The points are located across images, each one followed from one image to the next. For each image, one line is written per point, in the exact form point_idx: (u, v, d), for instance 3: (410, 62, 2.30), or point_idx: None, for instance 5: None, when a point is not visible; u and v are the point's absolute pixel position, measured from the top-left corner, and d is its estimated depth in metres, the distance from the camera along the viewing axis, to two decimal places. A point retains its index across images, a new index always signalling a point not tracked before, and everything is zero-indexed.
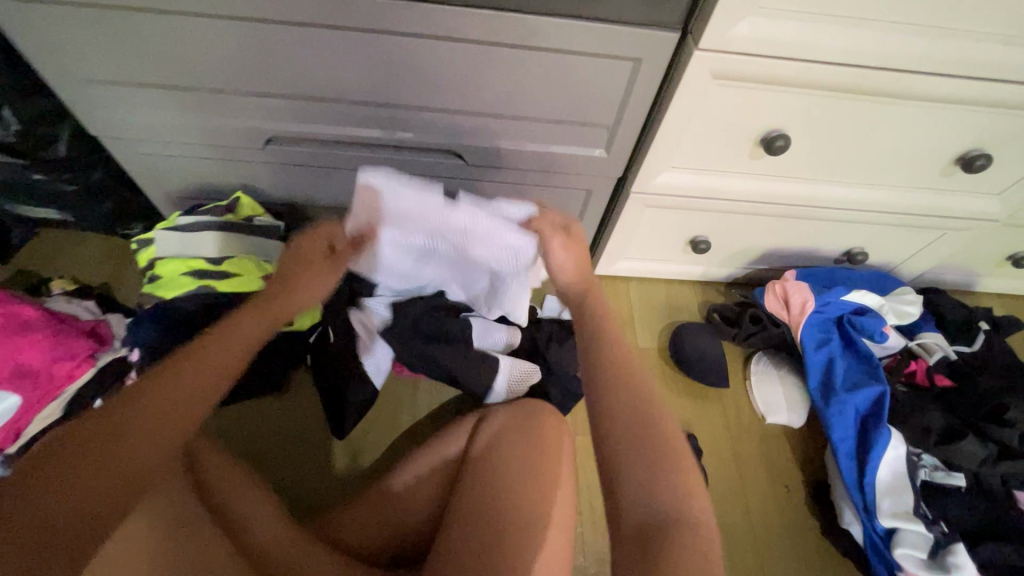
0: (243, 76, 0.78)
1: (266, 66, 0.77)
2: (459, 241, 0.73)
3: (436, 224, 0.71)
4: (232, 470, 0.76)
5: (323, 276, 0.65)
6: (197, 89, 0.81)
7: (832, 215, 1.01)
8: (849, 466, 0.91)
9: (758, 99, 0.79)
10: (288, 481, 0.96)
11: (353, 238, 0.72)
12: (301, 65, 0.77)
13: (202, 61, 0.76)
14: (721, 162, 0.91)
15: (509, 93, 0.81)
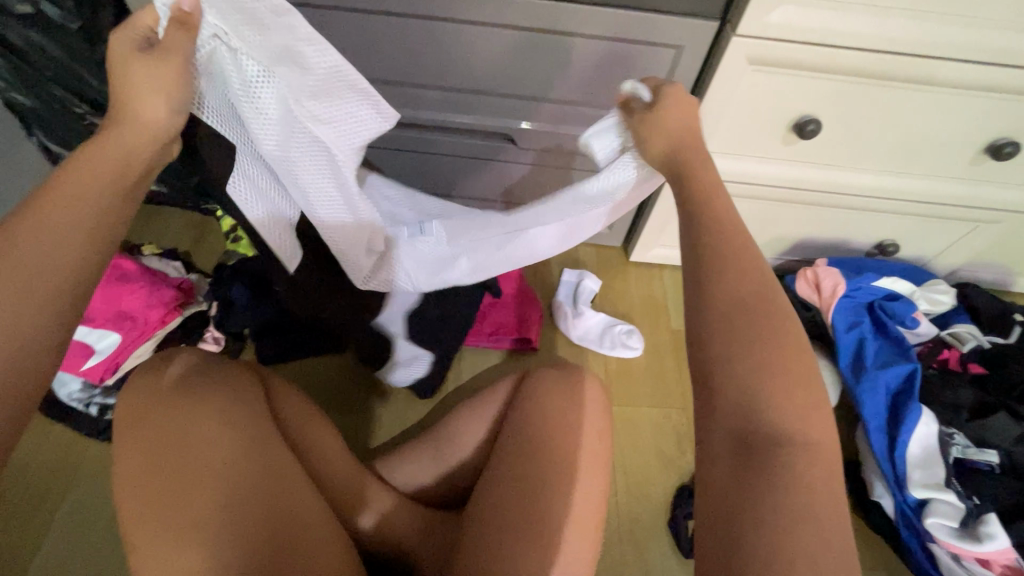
0: None
1: (350, 51, 0.89)
2: (294, 88, 0.55)
3: (275, 52, 0.53)
4: (305, 411, 0.82)
5: (154, 71, 0.48)
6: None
7: (861, 204, 1.06)
8: (879, 441, 0.94)
9: (791, 85, 0.86)
10: (345, 430, 1.04)
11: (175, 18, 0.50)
12: (380, 50, 0.89)
13: None
14: (756, 148, 0.97)
15: (561, 78, 0.90)
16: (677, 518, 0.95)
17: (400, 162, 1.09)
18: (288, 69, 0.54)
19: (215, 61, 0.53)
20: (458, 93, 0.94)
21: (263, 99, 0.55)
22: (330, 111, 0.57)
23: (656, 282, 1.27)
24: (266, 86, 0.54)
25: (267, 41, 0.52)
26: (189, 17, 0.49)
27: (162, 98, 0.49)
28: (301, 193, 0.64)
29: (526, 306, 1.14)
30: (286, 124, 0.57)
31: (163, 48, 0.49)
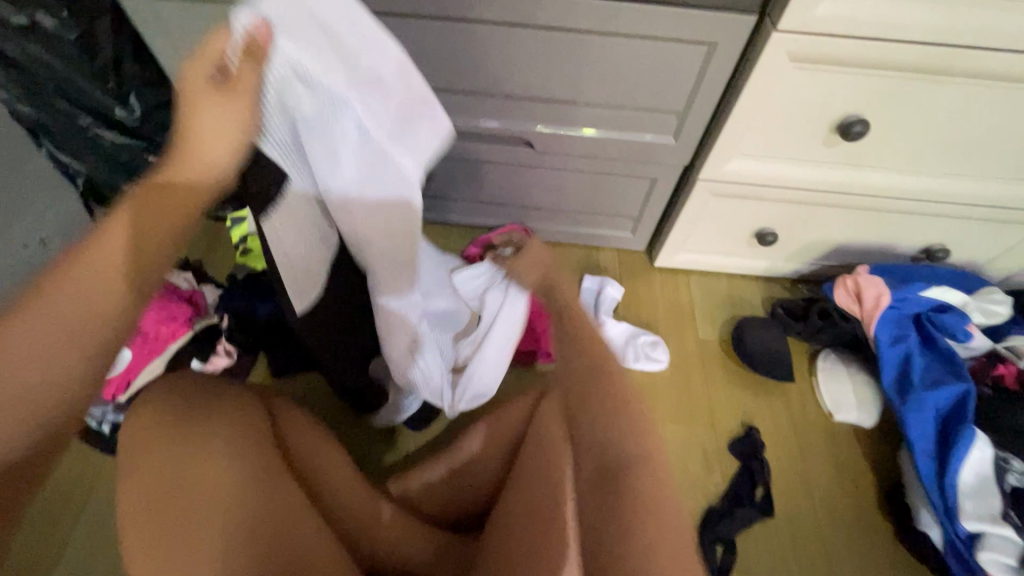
0: None
1: None
2: (375, 118, 0.47)
3: (359, 80, 0.45)
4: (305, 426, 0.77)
5: (225, 118, 0.40)
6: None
7: (909, 208, 0.98)
8: (928, 467, 0.87)
9: (835, 82, 0.78)
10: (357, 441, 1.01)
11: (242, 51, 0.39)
12: None
13: None
14: (794, 150, 0.90)
15: (581, 78, 0.84)
16: (705, 544, 0.90)
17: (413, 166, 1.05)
18: (371, 96, 0.46)
19: (283, 90, 0.42)
20: (471, 95, 0.89)
21: (342, 134, 0.47)
22: (413, 141, 0.51)
23: (681, 288, 1.20)
24: (344, 123, 0.46)
25: (350, 71, 0.44)
26: (258, 47, 0.39)
27: (225, 145, 0.41)
28: (355, 225, 0.56)
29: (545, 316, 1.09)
30: (360, 155, 0.49)
31: (233, 87, 0.40)
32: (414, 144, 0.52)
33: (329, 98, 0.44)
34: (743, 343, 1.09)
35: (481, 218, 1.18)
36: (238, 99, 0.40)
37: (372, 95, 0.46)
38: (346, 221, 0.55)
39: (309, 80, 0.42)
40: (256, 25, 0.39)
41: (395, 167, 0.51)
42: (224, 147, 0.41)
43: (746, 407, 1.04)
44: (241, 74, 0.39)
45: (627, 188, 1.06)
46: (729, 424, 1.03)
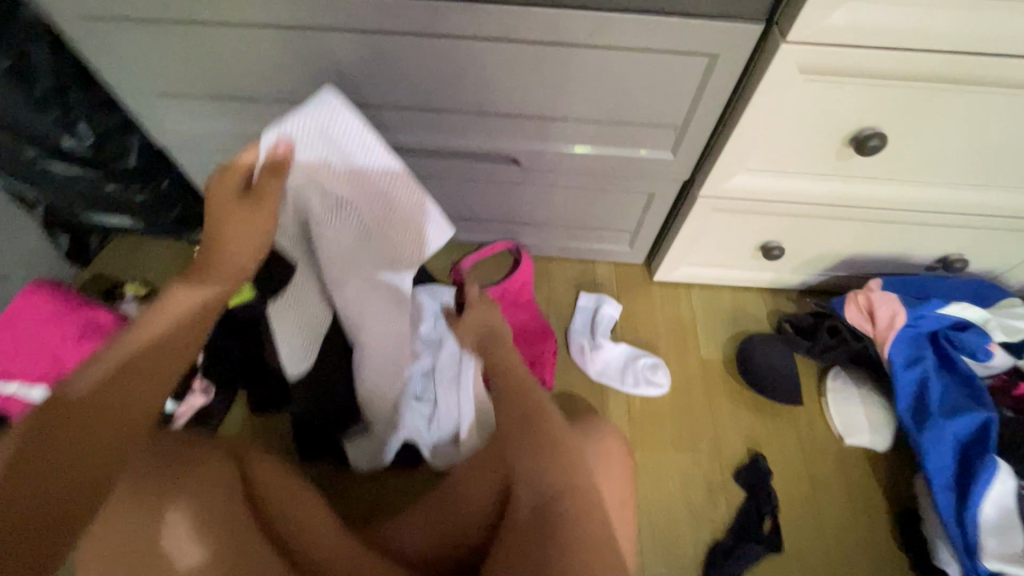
0: (309, 86, 0.80)
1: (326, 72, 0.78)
2: (372, 213, 0.70)
3: (358, 177, 0.68)
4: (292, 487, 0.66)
5: (247, 217, 0.56)
6: (263, 100, 0.84)
7: (925, 219, 0.91)
8: (946, 500, 0.82)
9: (850, 94, 0.71)
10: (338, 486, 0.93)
11: (270, 159, 0.60)
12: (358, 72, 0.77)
13: (271, 73, 0.79)
14: (804, 164, 0.83)
15: (570, 91, 0.77)
16: None
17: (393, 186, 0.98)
18: (370, 202, 0.69)
19: (308, 185, 0.67)
20: (451, 112, 0.83)
21: (343, 218, 0.71)
22: (402, 218, 0.70)
23: (682, 303, 1.14)
24: (353, 222, 0.71)
25: (358, 185, 0.68)
26: (281, 162, 0.61)
27: (245, 242, 0.56)
28: (362, 280, 0.77)
29: (540, 340, 1.04)
30: (359, 247, 0.74)
31: (256, 193, 0.57)
32: (405, 223, 0.71)
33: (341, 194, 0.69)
34: (748, 363, 1.03)
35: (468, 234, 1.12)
36: (262, 207, 0.57)
37: (372, 191, 0.68)
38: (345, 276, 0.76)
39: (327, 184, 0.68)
40: (280, 147, 0.61)
41: (386, 249, 0.74)
42: (244, 248, 0.56)
43: (753, 432, 0.99)
44: (263, 177, 0.59)
45: (623, 202, 1.00)
46: (736, 451, 0.98)
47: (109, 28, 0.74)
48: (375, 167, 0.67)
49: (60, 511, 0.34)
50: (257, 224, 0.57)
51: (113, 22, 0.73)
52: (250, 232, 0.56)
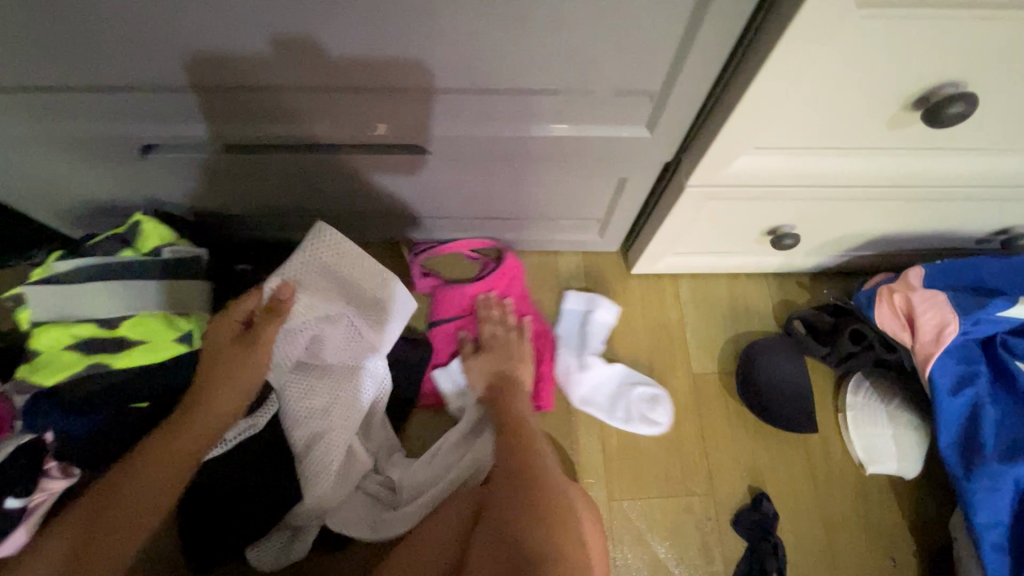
0: (100, 61, 0.54)
1: (118, 38, 0.51)
2: (362, 326, 0.74)
3: (351, 303, 0.72)
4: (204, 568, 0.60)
5: (243, 359, 0.62)
6: (43, 85, 0.57)
7: (992, 193, 0.67)
8: (998, 563, 0.65)
9: (932, 37, 0.44)
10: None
11: (272, 305, 0.64)
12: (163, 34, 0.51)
13: (30, 43, 0.51)
14: (840, 140, 0.57)
15: (488, 42, 0.50)
16: None
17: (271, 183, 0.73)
18: (362, 317, 0.74)
19: (307, 320, 0.68)
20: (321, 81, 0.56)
21: (334, 341, 0.72)
22: (385, 321, 0.75)
23: (668, 299, 0.92)
24: (348, 342, 0.73)
25: (353, 307, 0.73)
26: (281, 304, 0.64)
27: (231, 394, 0.62)
28: (337, 390, 0.73)
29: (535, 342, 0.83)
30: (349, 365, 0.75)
31: (255, 337, 0.63)
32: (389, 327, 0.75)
33: (338, 319, 0.72)
34: (748, 380, 0.83)
35: (391, 232, 0.87)
36: (257, 346, 0.63)
37: (362, 306, 0.73)
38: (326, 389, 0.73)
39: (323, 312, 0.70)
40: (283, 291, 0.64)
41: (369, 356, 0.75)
42: (234, 386, 0.62)
43: (756, 463, 0.81)
44: (264, 320, 0.63)
45: (586, 188, 0.74)
46: (734, 490, 0.80)
47: None
48: (368, 287, 0.73)
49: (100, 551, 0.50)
50: (253, 364, 0.63)
51: None
52: (238, 375, 0.62)
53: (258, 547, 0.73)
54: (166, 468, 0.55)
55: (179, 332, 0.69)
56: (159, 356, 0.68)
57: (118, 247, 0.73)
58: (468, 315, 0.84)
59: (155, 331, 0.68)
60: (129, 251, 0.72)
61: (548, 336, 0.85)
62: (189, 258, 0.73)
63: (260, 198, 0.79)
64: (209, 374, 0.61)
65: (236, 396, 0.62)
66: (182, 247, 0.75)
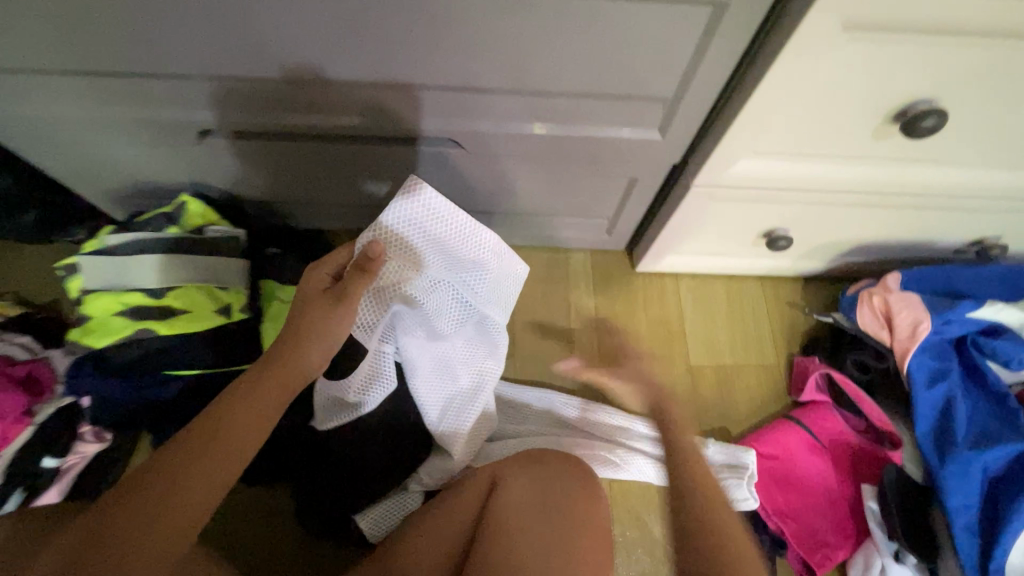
0: (169, 54, 0.59)
1: (183, 33, 0.56)
2: (456, 277, 0.71)
3: (445, 256, 0.68)
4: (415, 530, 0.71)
5: (340, 314, 0.59)
6: (109, 69, 0.62)
7: (966, 204, 0.74)
8: (970, 543, 0.70)
9: (902, 62, 0.52)
10: (264, 547, 0.80)
11: (356, 264, 0.60)
12: (224, 33, 0.56)
13: (111, 39, 0.57)
14: (829, 147, 0.64)
15: (523, 51, 0.56)
16: None
17: (310, 171, 0.79)
18: (458, 269, 0.70)
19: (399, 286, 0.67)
20: (366, 82, 0.62)
21: (436, 295, 0.70)
22: (496, 285, 0.72)
23: (669, 296, 0.98)
24: (446, 295, 0.71)
25: (446, 260, 0.69)
26: (372, 262, 0.59)
27: (320, 349, 0.58)
28: (455, 346, 0.76)
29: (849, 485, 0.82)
30: (457, 320, 0.73)
31: (341, 302, 0.59)
32: (500, 289, 0.73)
33: (437, 278, 0.69)
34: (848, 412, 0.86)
35: None
36: (344, 304, 0.59)
37: (461, 256, 0.69)
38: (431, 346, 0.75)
39: (420, 270, 0.68)
40: (373, 248, 0.59)
41: (470, 309, 0.73)
42: (315, 344, 0.58)
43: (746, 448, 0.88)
44: (351, 286, 0.60)
45: (597, 187, 0.80)
46: None
47: None
48: (463, 234, 0.67)
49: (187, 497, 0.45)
50: (340, 316, 0.60)
51: None
52: (328, 327, 0.59)
53: (366, 514, 0.76)
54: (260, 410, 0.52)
55: (220, 308, 0.75)
56: (197, 327, 0.74)
57: (163, 224, 0.78)
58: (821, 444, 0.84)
59: (198, 305, 0.74)
60: (173, 229, 0.78)
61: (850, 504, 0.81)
62: (230, 237, 0.79)
63: (294, 187, 0.84)
64: (297, 321, 0.58)
65: (326, 349, 0.59)
66: (224, 229, 0.81)
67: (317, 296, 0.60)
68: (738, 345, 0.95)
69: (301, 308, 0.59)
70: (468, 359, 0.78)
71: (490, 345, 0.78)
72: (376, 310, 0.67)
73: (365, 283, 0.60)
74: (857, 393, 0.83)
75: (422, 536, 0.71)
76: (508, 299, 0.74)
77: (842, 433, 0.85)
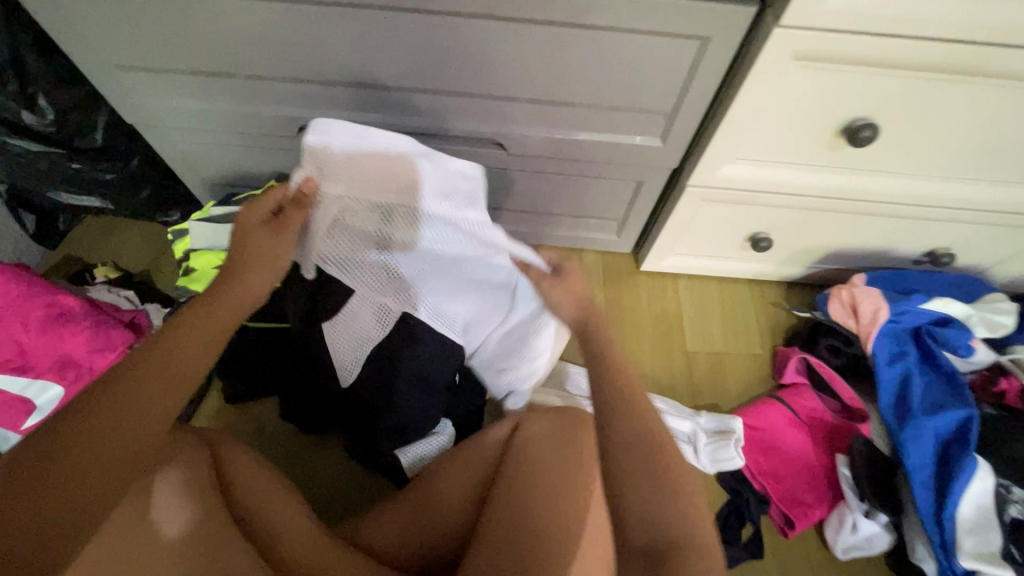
0: (286, 65, 0.77)
1: (301, 50, 0.75)
2: (396, 194, 0.69)
3: (377, 172, 0.69)
4: (451, 463, 0.84)
5: (270, 241, 0.63)
6: (237, 76, 0.80)
7: (916, 212, 0.90)
8: (926, 497, 0.81)
9: (840, 84, 0.69)
10: (315, 481, 0.93)
11: (297, 195, 0.67)
12: (331, 52, 0.74)
13: (245, 52, 0.76)
14: (795, 155, 0.81)
15: (557, 73, 0.74)
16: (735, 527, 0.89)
17: None
18: (396, 182, 0.69)
19: (344, 217, 0.70)
20: (431, 95, 0.80)
21: (382, 226, 0.71)
22: (431, 191, 0.69)
23: (669, 293, 1.13)
24: (395, 227, 0.71)
25: (378, 175, 0.69)
26: (307, 194, 0.67)
27: (258, 271, 0.61)
28: (435, 291, 0.77)
29: (825, 455, 0.92)
30: (421, 256, 0.74)
31: (282, 221, 0.65)
32: (439, 196, 0.70)
33: (378, 204, 0.69)
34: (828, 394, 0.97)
35: None
36: (283, 230, 0.64)
37: (390, 163, 0.68)
38: (426, 291, 0.77)
39: (361, 200, 0.69)
40: (308, 183, 0.67)
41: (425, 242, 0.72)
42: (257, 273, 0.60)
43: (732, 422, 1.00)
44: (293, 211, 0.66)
45: (610, 190, 0.97)
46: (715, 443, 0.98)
47: (77, 8, 0.70)
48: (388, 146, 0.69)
49: (64, 520, 0.39)
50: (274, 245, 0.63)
51: (79, 3, 0.69)
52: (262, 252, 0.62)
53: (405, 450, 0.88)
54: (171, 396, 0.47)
55: None
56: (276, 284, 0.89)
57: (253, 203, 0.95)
58: (802, 420, 0.95)
59: None
60: None
61: (825, 472, 0.91)
62: None
63: None
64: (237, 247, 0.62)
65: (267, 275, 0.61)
66: None
67: (244, 227, 0.64)
68: (729, 337, 1.09)
69: (238, 237, 0.63)
70: (447, 303, 0.79)
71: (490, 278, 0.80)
72: (334, 241, 0.71)
73: (300, 213, 0.66)
74: (830, 374, 0.96)
75: (455, 468, 0.83)
76: (456, 209, 0.70)
77: (819, 409, 0.95)
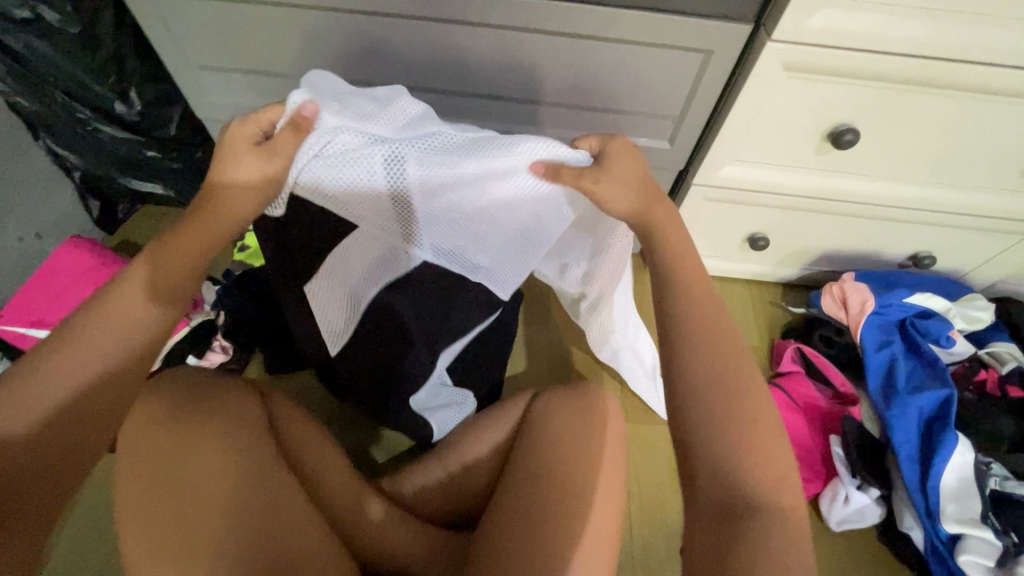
0: (345, 66, 0.89)
1: (360, 55, 0.86)
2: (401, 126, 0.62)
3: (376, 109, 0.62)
4: (472, 429, 0.85)
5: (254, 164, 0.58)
6: (301, 76, 0.91)
7: (898, 215, 1.00)
8: (911, 469, 0.88)
9: (824, 93, 0.81)
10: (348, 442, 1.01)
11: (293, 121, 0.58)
12: (385, 57, 0.86)
13: (311, 54, 0.87)
14: (787, 157, 0.92)
15: (580, 79, 0.86)
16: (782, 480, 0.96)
17: None
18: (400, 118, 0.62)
19: (339, 145, 0.60)
20: (469, 96, 0.91)
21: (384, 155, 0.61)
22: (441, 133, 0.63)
23: None
24: (400, 154, 0.61)
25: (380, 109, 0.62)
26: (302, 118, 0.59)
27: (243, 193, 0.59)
28: (449, 231, 0.67)
29: (821, 436, 1.00)
30: (430, 186, 0.63)
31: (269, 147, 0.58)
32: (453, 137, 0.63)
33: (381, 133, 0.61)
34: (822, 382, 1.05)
35: None
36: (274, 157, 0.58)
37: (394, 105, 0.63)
38: (439, 232, 0.66)
39: (360, 128, 0.60)
40: (307, 107, 0.59)
41: (434, 170, 0.62)
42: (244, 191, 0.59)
43: None
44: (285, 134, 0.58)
45: None
46: None
47: (175, 14, 0.82)
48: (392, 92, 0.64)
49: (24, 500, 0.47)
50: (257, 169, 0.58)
51: (178, 10, 0.82)
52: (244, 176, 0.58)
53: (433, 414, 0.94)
54: (93, 405, 0.51)
55: None
56: None
57: None
58: (798, 404, 1.02)
59: None
60: None
61: (821, 451, 0.98)
62: None
63: None
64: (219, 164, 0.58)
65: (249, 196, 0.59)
66: None
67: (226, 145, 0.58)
68: None
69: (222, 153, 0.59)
70: (463, 244, 0.68)
71: (519, 217, 0.67)
72: (328, 174, 0.61)
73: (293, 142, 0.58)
74: (823, 363, 1.04)
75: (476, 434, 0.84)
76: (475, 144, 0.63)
77: (813, 394, 1.03)
